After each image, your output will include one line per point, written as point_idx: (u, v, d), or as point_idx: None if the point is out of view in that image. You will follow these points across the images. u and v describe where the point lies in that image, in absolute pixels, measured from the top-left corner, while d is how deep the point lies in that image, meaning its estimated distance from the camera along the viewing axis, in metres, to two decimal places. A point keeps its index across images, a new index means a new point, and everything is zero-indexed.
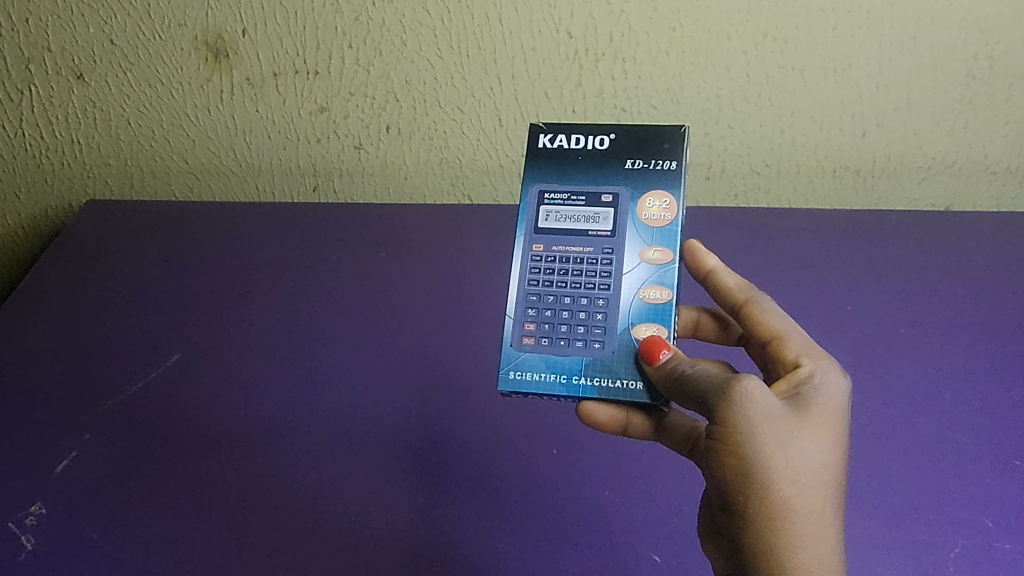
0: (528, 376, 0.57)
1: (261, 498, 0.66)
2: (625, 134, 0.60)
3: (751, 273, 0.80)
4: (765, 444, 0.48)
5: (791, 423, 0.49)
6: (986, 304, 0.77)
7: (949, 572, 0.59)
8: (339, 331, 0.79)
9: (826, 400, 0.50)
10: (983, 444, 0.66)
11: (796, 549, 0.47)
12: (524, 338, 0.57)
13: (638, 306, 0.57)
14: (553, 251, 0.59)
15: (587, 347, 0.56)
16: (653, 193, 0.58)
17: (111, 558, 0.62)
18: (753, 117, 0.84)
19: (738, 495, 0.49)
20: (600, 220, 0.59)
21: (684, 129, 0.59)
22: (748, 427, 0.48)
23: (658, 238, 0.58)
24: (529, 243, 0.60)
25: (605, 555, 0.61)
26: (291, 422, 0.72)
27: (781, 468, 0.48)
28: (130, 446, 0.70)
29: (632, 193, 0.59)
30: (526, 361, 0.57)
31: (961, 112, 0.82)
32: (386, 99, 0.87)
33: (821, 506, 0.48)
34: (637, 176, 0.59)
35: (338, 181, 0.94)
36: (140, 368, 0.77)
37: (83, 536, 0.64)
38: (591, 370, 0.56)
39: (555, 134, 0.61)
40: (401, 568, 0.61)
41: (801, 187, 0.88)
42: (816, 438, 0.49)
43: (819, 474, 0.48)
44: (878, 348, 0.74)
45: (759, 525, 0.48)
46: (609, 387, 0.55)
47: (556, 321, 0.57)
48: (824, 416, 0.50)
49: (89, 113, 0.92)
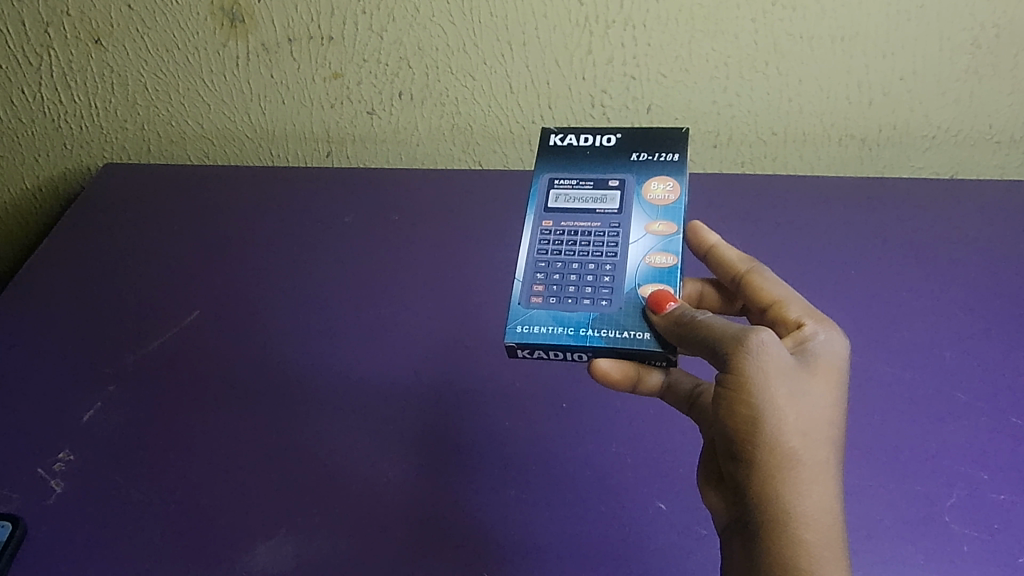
0: (536, 329, 0.50)
1: (233, 452, 0.57)
2: (631, 131, 0.57)
3: (757, 242, 0.75)
4: (777, 395, 0.43)
5: (798, 375, 0.45)
6: (988, 275, 0.71)
7: (945, 524, 0.54)
8: (338, 287, 0.70)
9: (828, 357, 0.47)
10: (984, 401, 0.60)
11: (803, 507, 0.43)
12: (532, 297, 0.51)
13: (644, 270, 0.51)
14: (562, 226, 0.54)
15: (595, 305, 0.50)
16: (657, 177, 0.55)
17: (61, 523, 0.53)
18: (760, 85, 0.76)
19: (742, 450, 0.44)
20: (607, 201, 0.55)
21: (687, 128, 0.56)
22: (760, 376, 0.43)
23: (662, 214, 0.53)
24: (537, 220, 0.55)
25: (613, 503, 0.54)
26: (245, 378, 0.62)
27: (791, 420, 0.43)
28: (81, 393, 0.61)
29: (637, 179, 0.55)
30: (534, 317, 0.50)
31: (967, 82, 0.75)
32: (398, 66, 0.77)
33: (827, 461, 0.44)
34: (642, 165, 0.55)
35: (351, 147, 0.84)
36: (101, 313, 0.68)
37: (37, 491, 0.55)
38: (599, 323, 0.49)
39: (566, 134, 0.58)
40: (385, 529, 0.53)
41: (808, 154, 0.81)
42: (822, 390, 0.45)
43: (826, 427, 0.44)
44: (883, 315, 0.68)
45: (764, 477, 0.43)
46: (615, 337, 0.49)
47: (566, 282, 0.52)
48: (827, 369, 0.46)
49: (106, 79, 0.80)
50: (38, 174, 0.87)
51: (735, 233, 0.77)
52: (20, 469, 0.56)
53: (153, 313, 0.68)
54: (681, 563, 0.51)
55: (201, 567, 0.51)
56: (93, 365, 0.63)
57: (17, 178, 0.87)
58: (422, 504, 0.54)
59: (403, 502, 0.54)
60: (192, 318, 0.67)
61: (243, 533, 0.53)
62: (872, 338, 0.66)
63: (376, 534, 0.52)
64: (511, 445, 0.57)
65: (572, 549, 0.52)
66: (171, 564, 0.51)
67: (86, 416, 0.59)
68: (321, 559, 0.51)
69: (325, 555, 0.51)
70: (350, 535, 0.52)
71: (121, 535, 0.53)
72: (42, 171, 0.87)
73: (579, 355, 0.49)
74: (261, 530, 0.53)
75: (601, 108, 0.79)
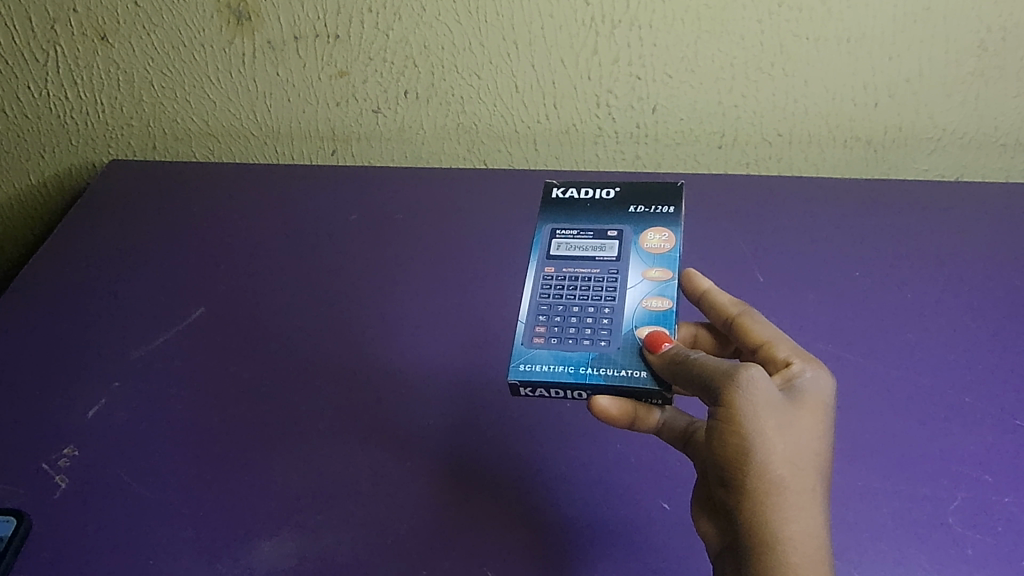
0: (538, 367, 0.50)
1: (239, 449, 0.57)
2: (629, 186, 0.57)
3: (762, 241, 0.75)
4: (767, 427, 0.43)
5: (786, 407, 0.45)
6: (993, 276, 0.71)
7: (949, 526, 0.54)
8: (342, 286, 0.70)
9: (815, 392, 0.47)
10: (989, 404, 0.61)
11: (789, 534, 0.43)
12: (535, 337, 0.51)
13: (641, 313, 0.52)
14: (564, 272, 0.55)
15: (595, 345, 0.50)
16: (653, 228, 0.55)
17: (65, 518, 0.53)
18: (766, 86, 0.76)
19: (732, 480, 0.44)
20: (606, 249, 0.55)
21: (681, 184, 0.57)
22: (750, 409, 0.43)
23: (658, 262, 0.54)
24: (539, 266, 0.55)
25: (617, 502, 0.54)
26: (250, 374, 0.62)
27: (780, 451, 0.43)
28: (87, 388, 0.61)
29: (634, 229, 0.55)
30: (536, 356, 0.50)
31: (972, 84, 0.75)
32: (404, 65, 0.77)
33: (813, 490, 0.44)
34: (640, 217, 0.56)
35: (357, 145, 0.84)
36: (108, 309, 0.68)
37: (41, 486, 0.55)
38: (598, 362, 0.50)
39: (568, 187, 0.58)
40: (389, 526, 0.53)
41: (813, 156, 0.82)
42: (809, 422, 0.45)
43: (813, 458, 0.44)
44: (886, 315, 0.68)
45: (752, 506, 0.43)
46: (615, 374, 0.49)
47: (567, 324, 0.52)
48: (814, 402, 0.46)
49: (112, 75, 0.80)
50: (44, 171, 0.87)
51: (740, 231, 0.77)
52: (24, 464, 0.56)
53: (159, 308, 0.68)
54: (685, 563, 0.51)
55: (206, 563, 0.51)
56: (98, 360, 0.64)
57: (23, 174, 0.87)
58: (427, 502, 0.54)
59: (408, 500, 0.54)
60: (198, 314, 0.67)
61: (248, 529, 0.53)
62: (877, 340, 0.66)
63: (380, 531, 0.52)
64: (516, 445, 0.57)
65: (576, 548, 0.52)
66: (176, 560, 0.51)
67: (92, 411, 0.60)
68: (325, 556, 0.51)
69: (329, 552, 0.51)
70: (355, 532, 0.52)
71: (125, 531, 0.53)
72: (48, 167, 0.87)
73: (579, 393, 0.49)
74: (266, 527, 0.53)
75: (607, 108, 0.80)
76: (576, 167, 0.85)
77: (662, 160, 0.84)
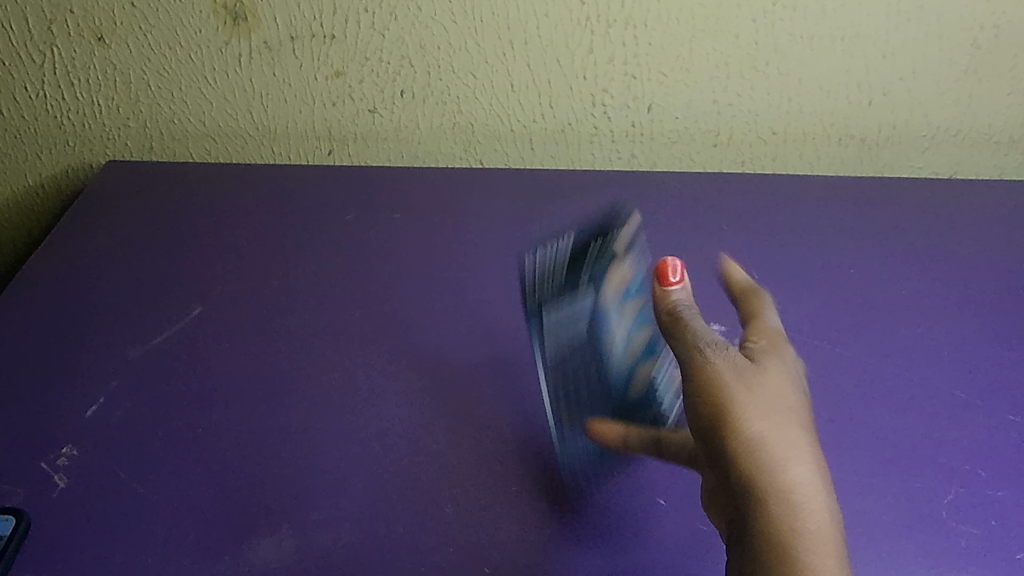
0: (568, 467, 0.56)
1: (236, 447, 0.57)
2: None
3: (757, 236, 0.77)
4: (734, 386, 0.42)
5: (752, 369, 0.44)
6: (984, 272, 0.73)
7: (945, 521, 0.53)
8: (339, 284, 0.71)
9: (779, 360, 0.45)
10: (982, 399, 0.61)
11: (782, 483, 0.40)
12: (549, 379, 0.56)
13: (639, 339, 0.57)
14: (561, 265, 0.58)
15: (602, 378, 0.56)
16: (630, 226, 0.60)
17: (58, 516, 0.53)
18: (760, 83, 0.79)
19: (715, 448, 0.42)
20: None
21: (647, 174, 0.62)
22: (715, 373, 0.43)
23: (640, 267, 0.59)
24: (542, 357, 0.59)
25: (613, 500, 0.54)
26: (250, 374, 0.62)
27: (752, 405, 0.42)
28: (84, 386, 0.61)
29: (614, 238, 0.60)
30: (565, 458, 0.56)
31: (965, 82, 0.78)
32: (400, 65, 0.78)
33: (799, 440, 0.42)
34: (615, 218, 0.61)
35: (353, 145, 0.85)
36: (106, 308, 0.68)
37: (33, 484, 0.54)
38: (616, 419, 0.55)
39: None
40: (385, 524, 0.53)
41: (808, 154, 0.84)
42: (781, 384, 0.43)
43: (790, 411, 0.42)
44: (878, 308, 0.69)
45: (741, 470, 0.41)
46: (629, 418, 0.55)
47: (581, 403, 0.57)
48: (782, 366, 0.45)
49: (108, 76, 0.79)
50: (41, 172, 0.87)
51: (737, 228, 0.78)
52: (18, 462, 0.56)
53: (156, 307, 0.68)
54: (682, 559, 0.51)
55: (205, 560, 0.50)
56: (96, 360, 0.63)
57: (21, 175, 0.87)
58: (427, 499, 0.54)
59: (407, 498, 0.54)
60: (196, 313, 0.67)
61: (244, 527, 0.52)
62: (870, 336, 0.66)
63: (380, 529, 0.52)
64: (514, 444, 0.58)
65: (575, 546, 0.52)
66: (175, 557, 0.51)
67: (89, 412, 0.59)
68: (324, 553, 0.51)
69: (326, 549, 0.51)
70: (354, 530, 0.52)
71: (118, 530, 0.52)
72: (45, 167, 0.87)
73: (593, 431, 0.55)
74: (264, 525, 0.52)
75: (601, 107, 0.81)
76: (572, 165, 0.87)
77: (658, 158, 0.86)
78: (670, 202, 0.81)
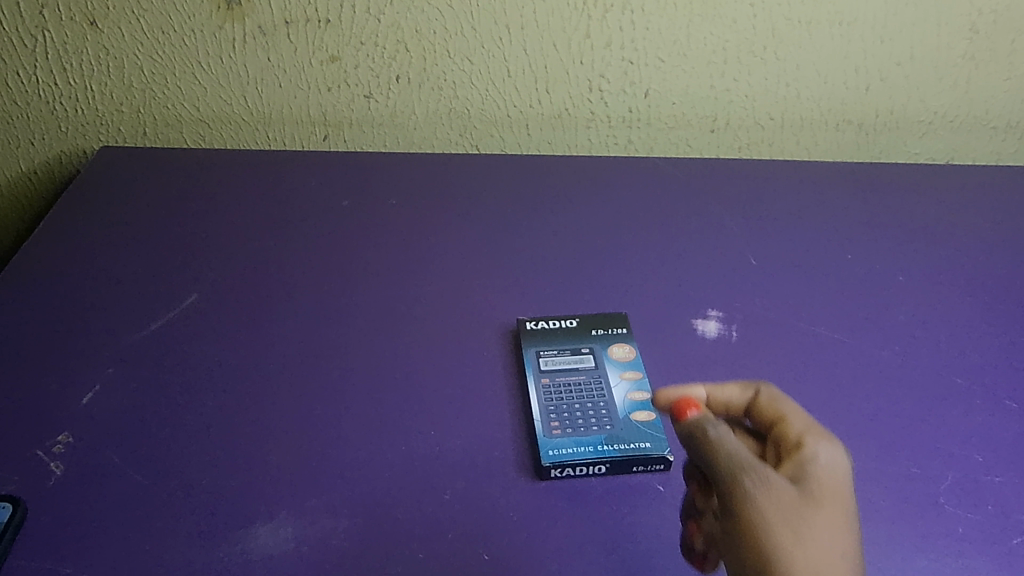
0: (565, 451, 0.55)
1: (233, 435, 0.56)
2: (586, 315, 0.66)
3: (755, 221, 0.78)
4: (779, 531, 0.42)
5: (801, 505, 0.43)
6: (978, 255, 0.75)
7: (941, 505, 0.53)
8: (336, 269, 0.70)
9: (828, 485, 0.45)
10: (977, 383, 0.62)
11: None
12: (553, 428, 0.57)
13: (629, 402, 0.59)
14: (558, 381, 0.60)
15: (603, 427, 0.57)
16: (618, 343, 0.63)
17: (47, 504, 0.51)
18: (758, 70, 0.80)
19: None
20: (585, 359, 0.62)
21: (626, 313, 0.66)
22: (758, 513, 0.42)
23: (629, 367, 0.61)
24: (536, 379, 0.61)
25: (615, 490, 0.54)
26: (247, 361, 0.62)
27: (798, 557, 0.41)
28: (77, 372, 0.60)
29: (603, 345, 0.63)
30: (560, 443, 0.56)
31: (964, 67, 0.81)
32: (395, 49, 0.78)
33: None
34: (603, 337, 0.64)
35: (349, 131, 0.84)
36: (100, 295, 0.67)
37: (23, 473, 0.53)
38: (612, 440, 0.56)
39: (538, 319, 0.66)
40: (384, 511, 0.52)
41: (805, 140, 0.86)
42: (830, 523, 0.43)
43: (840, 556, 0.42)
44: (875, 289, 0.70)
45: None
46: (625, 448, 0.55)
47: (575, 418, 0.57)
48: (834, 496, 0.45)
49: (101, 62, 0.78)
50: (35, 158, 0.85)
51: (736, 212, 0.79)
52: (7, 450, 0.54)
53: (150, 295, 0.67)
54: (681, 545, 0.51)
55: (202, 547, 0.49)
56: (91, 346, 0.62)
57: (12, 162, 0.85)
58: (425, 487, 0.53)
59: (405, 486, 0.53)
60: (192, 301, 0.67)
61: (243, 514, 0.51)
62: (867, 322, 0.67)
63: (381, 515, 0.52)
64: (511, 435, 0.57)
65: (574, 536, 0.51)
66: (172, 542, 0.50)
67: (85, 399, 0.58)
68: (321, 540, 0.50)
69: (325, 536, 0.50)
70: (353, 515, 0.52)
71: (112, 519, 0.51)
72: (38, 155, 0.85)
73: (601, 468, 0.54)
74: (261, 512, 0.51)
75: (599, 92, 0.82)
76: (568, 152, 0.87)
77: (654, 145, 0.86)
78: (667, 191, 0.81)
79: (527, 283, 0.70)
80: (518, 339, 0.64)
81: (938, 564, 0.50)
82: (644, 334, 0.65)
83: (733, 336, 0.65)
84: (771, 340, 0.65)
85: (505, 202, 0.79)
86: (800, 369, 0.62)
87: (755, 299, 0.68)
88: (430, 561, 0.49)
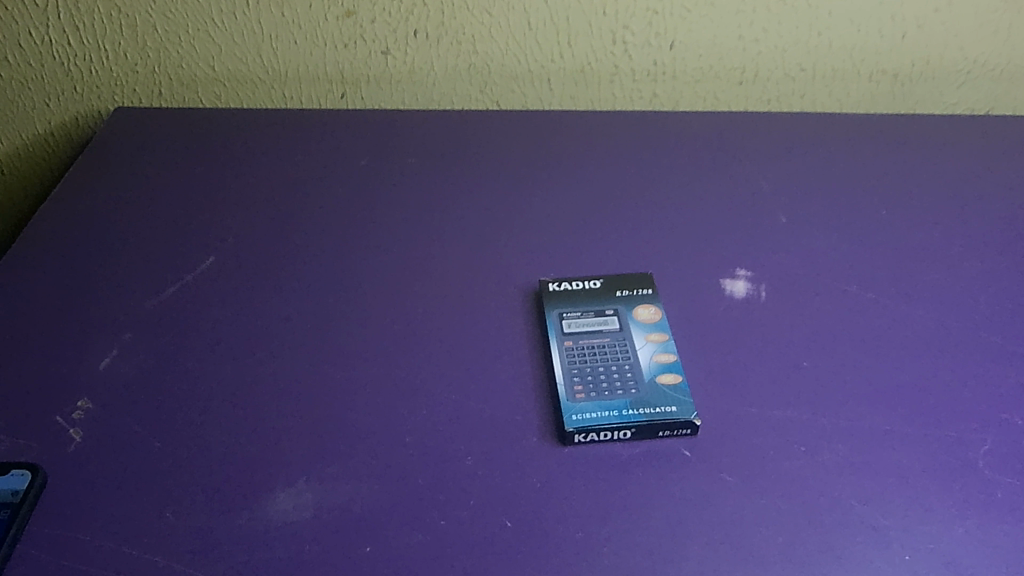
0: (589, 415, 0.53)
1: (251, 401, 0.55)
2: (609, 276, 0.64)
3: (785, 177, 0.75)
4: None
5: None
6: (1018, 210, 0.72)
7: (980, 470, 0.51)
8: (353, 231, 0.69)
9: None
10: (1016, 344, 0.59)
11: None
12: (576, 392, 0.55)
13: (655, 365, 0.57)
14: (582, 343, 0.59)
15: (628, 391, 0.55)
16: (643, 305, 0.62)
17: (65, 471, 0.51)
18: (788, 18, 0.77)
19: None
20: (609, 321, 0.60)
21: (651, 273, 0.65)
22: None
23: (654, 329, 0.60)
24: (558, 341, 0.59)
25: (640, 455, 0.53)
26: (264, 325, 0.61)
27: None
28: (94, 338, 0.59)
29: (627, 307, 0.61)
30: (584, 407, 0.54)
31: (1005, 13, 0.77)
32: (413, 2, 0.76)
33: None
34: (627, 298, 0.62)
35: (366, 88, 0.82)
36: (117, 259, 0.66)
37: (40, 441, 0.52)
38: (637, 404, 0.54)
39: (560, 281, 0.64)
40: (405, 478, 0.51)
41: (837, 92, 0.83)
42: None
43: None
44: (910, 247, 0.68)
45: None
46: (651, 412, 0.53)
47: (599, 381, 0.56)
48: None
49: (114, 20, 0.76)
50: (51, 120, 0.84)
51: (765, 168, 0.77)
52: (24, 418, 0.54)
53: (167, 259, 0.66)
54: (709, 511, 0.49)
55: (221, 513, 0.49)
56: (108, 312, 0.61)
57: (29, 125, 0.84)
58: (446, 453, 0.52)
59: (426, 452, 0.52)
60: (209, 264, 0.66)
61: (262, 481, 0.51)
62: (902, 281, 0.64)
63: (402, 482, 0.51)
64: (533, 399, 0.56)
65: (599, 503, 0.50)
66: (191, 509, 0.49)
67: (102, 365, 0.57)
68: (340, 507, 0.49)
69: (346, 502, 0.50)
70: (373, 482, 0.51)
71: (131, 485, 0.50)
72: (54, 116, 0.84)
73: (625, 432, 0.53)
74: (280, 478, 0.51)
75: (622, 45, 0.79)
76: (591, 107, 0.84)
77: (680, 99, 0.84)
78: (693, 147, 0.79)
79: (549, 243, 0.69)
80: (541, 300, 0.63)
81: (974, 532, 0.48)
82: (670, 294, 0.63)
83: (761, 297, 0.63)
84: (801, 300, 0.63)
85: (527, 160, 0.77)
86: (832, 330, 0.60)
87: (785, 259, 0.66)
88: (452, 528, 0.49)
